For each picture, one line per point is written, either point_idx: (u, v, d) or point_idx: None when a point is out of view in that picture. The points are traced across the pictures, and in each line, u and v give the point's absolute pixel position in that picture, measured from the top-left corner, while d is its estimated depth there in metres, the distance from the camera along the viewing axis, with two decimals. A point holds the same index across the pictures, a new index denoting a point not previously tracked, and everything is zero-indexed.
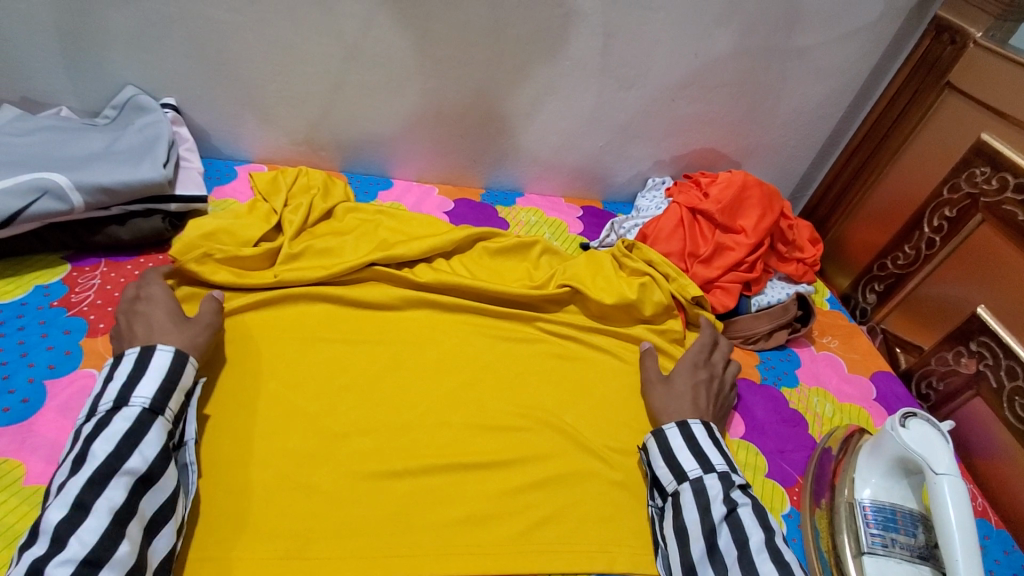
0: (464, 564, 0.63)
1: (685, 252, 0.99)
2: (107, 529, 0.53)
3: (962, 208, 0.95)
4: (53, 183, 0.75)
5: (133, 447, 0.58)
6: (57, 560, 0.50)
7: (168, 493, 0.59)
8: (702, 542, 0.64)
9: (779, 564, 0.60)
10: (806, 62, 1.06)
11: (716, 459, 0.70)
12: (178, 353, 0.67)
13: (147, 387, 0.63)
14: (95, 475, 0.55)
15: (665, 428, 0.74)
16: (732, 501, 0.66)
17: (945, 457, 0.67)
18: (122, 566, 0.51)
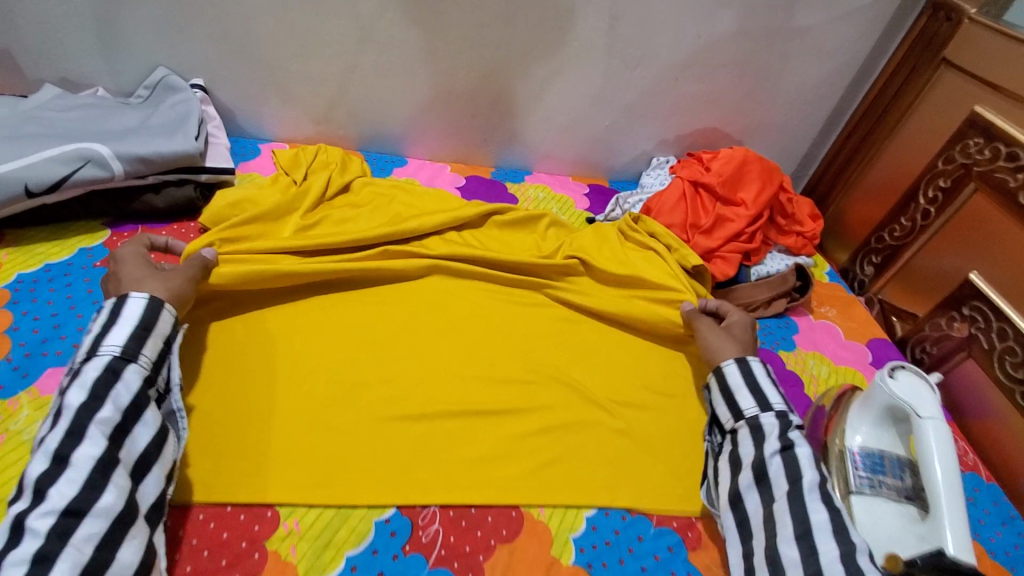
0: (477, 494, 0.68)
1: (687, 223, 1.03)
2: (89, 478, 0.53)
3: (956, 179, 0.98)
4: (95, 152, 0.80)
5: (104, 398, 0.57)
6: (38, 513, 0.50)
7: (151, 440, 0.59)
8: (751, 472, 0.68)
9: (828, 504, 0.62)
10: (806, 41, 1.10)
11: (773, 398, 0.73)
12: (152, 300, 0.65)
13: (119, 335, 0.62)
14: (71, 427, 0.55)
15: (724, 365, 0.77)
16: (788, 439, 0.68)
17: (931, 403, 0.71)
18: (108, 514, 0.52)
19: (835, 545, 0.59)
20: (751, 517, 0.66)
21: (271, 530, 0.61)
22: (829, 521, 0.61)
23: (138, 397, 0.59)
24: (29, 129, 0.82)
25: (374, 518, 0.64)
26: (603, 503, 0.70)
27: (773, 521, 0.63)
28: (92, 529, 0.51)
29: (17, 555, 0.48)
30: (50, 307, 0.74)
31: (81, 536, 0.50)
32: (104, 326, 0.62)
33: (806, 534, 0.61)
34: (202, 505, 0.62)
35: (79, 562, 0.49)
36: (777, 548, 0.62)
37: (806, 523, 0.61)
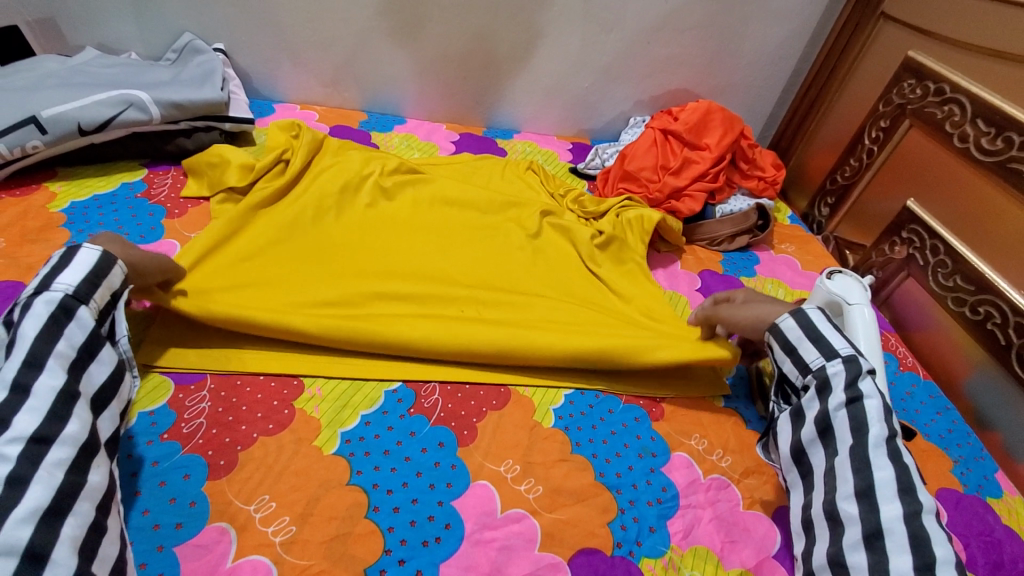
0: (471, 373, 0.78)
1: (657, 165, 1.16)
2: (51, 409, 0.52)
3: (893, 118, 1.10)
4: (136, 97, 0.92)
5: (59, 333, 0.56)
6: (4, 439, 0.49)
7: (106, 378, 0.59)
8: (814, 427, 0.68)
9: (895, 459, 0.61)
10: (762, 5, 1.22)
11: (840, 345, 0.69)
12: (107, 252, 0.63)
13: (71, 277, 0.59)
14: (29, 358, 0.53)
15: (780, 322, 0.75)
16: (856, 391, 0.65)
17: (859, 294, 0.84)
18: (75, 442, 0.52)
19: (900, 505, 0.59)
20: (815, 470, 0.67)
21: (298, 394, 0.72)
22: (894, 477, 0.60)
23: (92, 337, 0.58)
24: (78, 79, 0.95)
25: (383, 389, 0.74)
26: (578, 384, 0.81)
27: (834, 475, 0.64)
28: (61, 454, 0.51)
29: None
30: (101, 226, 0.86)
31: (52, 460, 0.50)
32: (54, 268, 0.59)
33: (868, 492, 0.61)
34: (238, 373, 0.72)
35: (54, 484, 0.49)
36: (836, 503, 0.63)
37: (869, 480, 0.61)
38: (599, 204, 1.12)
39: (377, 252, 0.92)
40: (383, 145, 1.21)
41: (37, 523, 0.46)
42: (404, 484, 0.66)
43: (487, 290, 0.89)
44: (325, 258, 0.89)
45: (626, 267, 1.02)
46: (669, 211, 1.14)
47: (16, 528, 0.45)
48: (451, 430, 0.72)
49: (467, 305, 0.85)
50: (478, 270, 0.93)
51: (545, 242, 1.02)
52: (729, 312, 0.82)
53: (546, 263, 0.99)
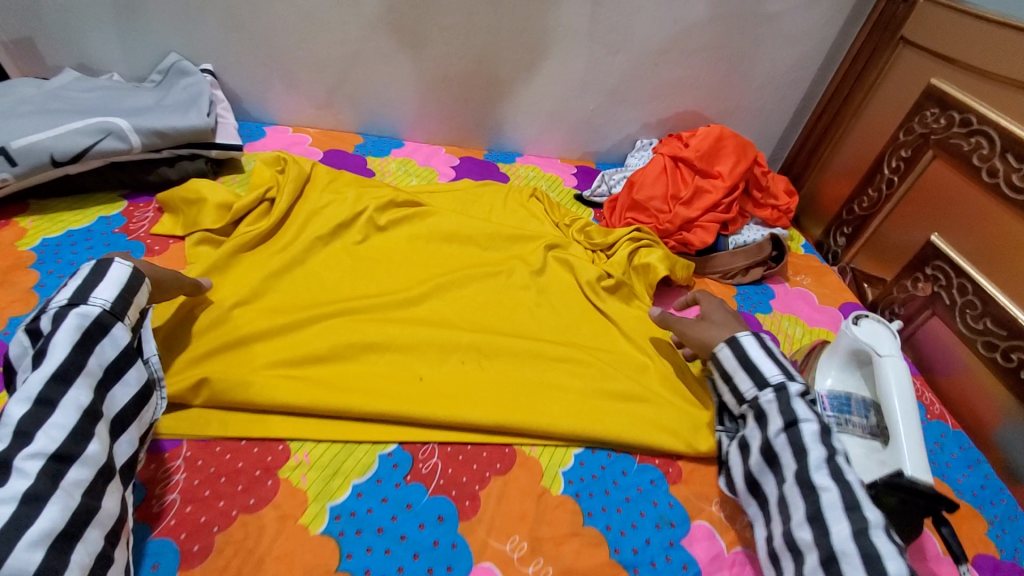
0: (472, 433, 0.73)
1: (668, 195, 1.10)
2: (75, 427, 0.53)
3: (915, 148, 1.05)
4: (115, 125, 0.86)
5: (90, 350, 0.57)
6: (26, 453, 0.50)
7: (130, 398, 0.60)
8: (761, 456, 0.69)
9: (837, 478, 0.63)
10: (774, 27, 1.17)
11: (770, 372, 0.73)
12: (137, 269, 0.64)
13: (106, 292, 0.61)
14: (58, 372, 0.54)
15: (718, 352, 0.78)
16: (791, 416, 0.68)
17: (890, 343, 0.78)
18: (95, 462, 0.54)
19: (848, 524, 0.60)
20: (770, 499, 0.68)
21: (283, 461, 0.66)
22: (837, 496, 0.62)
23: (122, 355, 0.60)
24: (54, 105, 0.89)
25: (377, 452, 0.69)
26: (588, 443, 0.76)
27: (787, 503, 0.65)
28: (80, 475, 0.52)
29: (7, 492, 0.48)
30: (73, 266, 0.80)
31: (71, 480, 0.51)
32: (89, 282, 0.61)
33: (818, 516, 0.62)
34: (218, 438, 0.66)
35: (69, 506, 0.50)
36: (792, 531, 0.64)
37: (817, 504, 0.62)
38: (606, 235, 1.06)
39: (372, 294, 0.88)
40: (378, 170, 1.15)
41: (49, 545, 0.48)
42: (399, 568, 0.60)
43: (490, 337, 0.84)
44: (315, 303, 0.84)
45: (632, 312, 0.95)
46: (680, 244, 1.08)
47: (28, 551, 0.46)
48: (451, 500, 0.66)
49: (468, 360, 0.81)
50: (480, 315, 0.89)
51: (549, 280, 0.97)
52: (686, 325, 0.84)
53: (552, 304, 0.94)
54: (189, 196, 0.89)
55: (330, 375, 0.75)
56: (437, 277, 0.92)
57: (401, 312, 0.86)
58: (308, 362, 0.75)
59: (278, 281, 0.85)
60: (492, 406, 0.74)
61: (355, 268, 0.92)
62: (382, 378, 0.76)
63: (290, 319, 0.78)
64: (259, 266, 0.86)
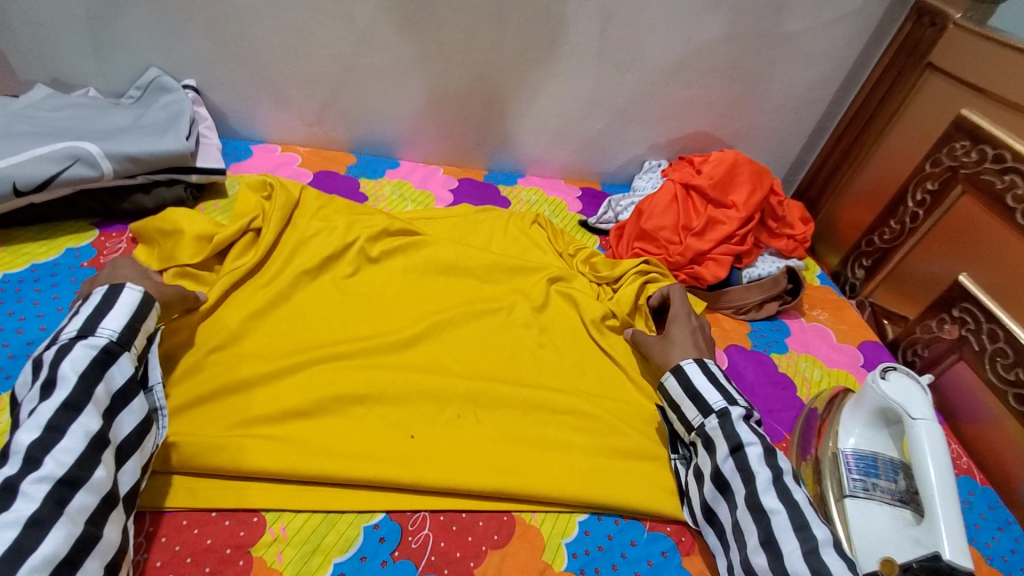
0: (467, 499, 0.67)
1: (678, 225, 1.04)
2: (83, 452, 0.53)
3: (943, 181, 0.99)
4: (84, 151, 0.82)
5: (98, 377, 0.57)
6: (33, 477, 0.50)
7: (135, 426, 0.59)
8: (713, 483, 0.69)
9: (785, 500, 0.63)
10: (793, 47, 1.11)
11: (713, 399, 0.73)
12: (147, 294, 0.65)
13: (114, 321, 0.61)
14: (68, 400, 0.54)
15: (664, 380, 0.78)
16: (736, 440, 0.68)
17: (923, 404, 0.72)
18: (100, 489, 0.52)
19: (799, 543, 0.60)
20: (726, 527, 0.67)
21: (257, 536, 0.61)
22: (786, 516, 0.62)
23: (129, 383, 0.59)
24: (20, 128, 0.84)
25: (362, 523, 0.64)
26: (594, 509, 0.70)
27: (741, 529, 0.64)
28: (85, 501, 0.51)
29: (12, 516, 0.47)
30: (34, 306, 0.74)
31: (75, 507, 0.50)
32: (98, 311, 0.61)
33: (771, 539, 0.61)
34: (187, 510, 0.61)
35: (73, 533, 0.49)
36: (748, 558, 0.63)
37: (768, 527, 0.62)
38: (613, 267, 1.00)
39: (362, 335, 0.81)
40: (372, 194, 1.09)
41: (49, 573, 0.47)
42: None
43: (488, 385, 0.78)
44: (299, 348, 0.77)
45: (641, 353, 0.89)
46: (691, 277, 1.03)
47: None
48: None
49: (463, 413, 0.75)
50: (478, 359, 0.83)
51: (552, 317, 0.91)
52: (656, 344, 0.84)
53: (554, 344, 0.88)
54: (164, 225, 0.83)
55: (313, 433, 0.69)
56: (432, 315, 0.86)
57: (392, 356, 0.80)
58: (290, 417, 0.69)
59: (261, 322, 0.79)
60: (489, 468, 0.69)
61: (344, 305, 0.85)
62: (370, 434, 0.70)
63: (270, 368, 0.72)
64: (241, 305, 0.80)
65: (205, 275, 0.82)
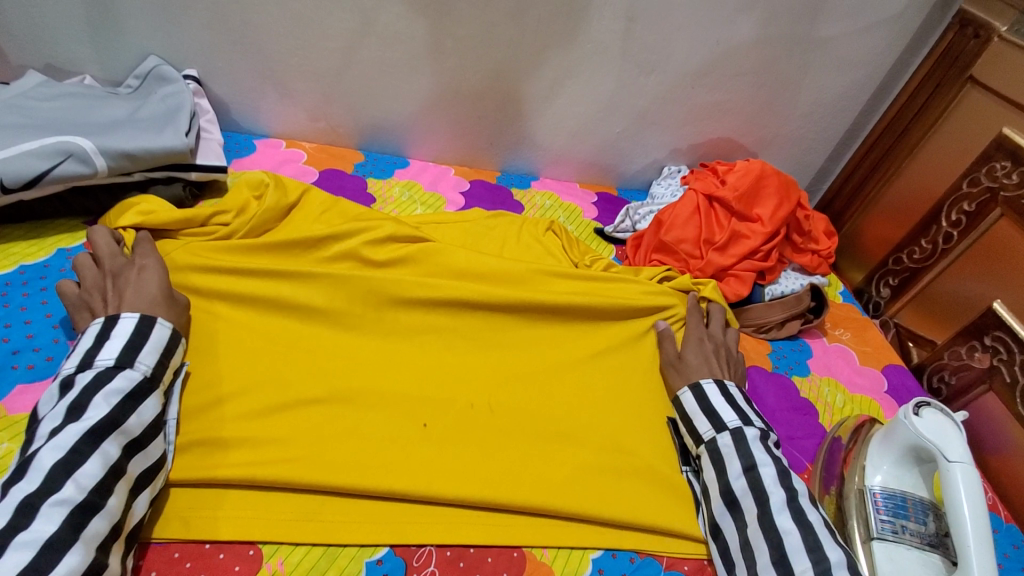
0: (475, 534, 0.64)
1: (700, 239, 0.99)
2: (102, 479, 0.53)
3: (981, 202, 0.95)
4: (76, 146, 0.77)
5: (132, 408, 0.58)
6: (54, 499, 0.50)
7: (151, 460, 0.59)
8: (722, 500, 0.67)
9: (800, 521, 0.61)
10: (826, 53, 1.05)
11: (728, 416, 0.72)
12: (177, 332, 0.66)
13: (148, 357, 0.62)
14: (99, 425, 0.54)
15: (680, 394, 0.77)
16: (750, 459, 0.67)
17: (959, 446, 0.67)
18: (110, 517, 0.52)
19: (811, 564, 0.58)
20: (731, 545, 0.65)
21: (254, 571, 0.58)
22: (799, 538, 0.60)
23: (155, 419, 0.60)
24: (9, 119, 0.79)
25: (365, 559, 0.61)
26: (609, 545, 0.66)
27: (750, 547, 0.62)
28: (99, 527, 0.51)
29: (29, 537, 0.47)
30: (22, 312, 0.70)
31: (91, 532, 0.50)
32: (134, 342, 0.62)
33: (783, 559, 0.60)
34: (178, 542, 0.59)
35: (86, 560, 0.49)
36: None
37: (781, 548, 0.60)
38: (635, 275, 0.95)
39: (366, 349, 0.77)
40: (380, 195, 1.05)
41: None
42: None
43: (498, 410, 0.74)
44: (299, 363, 0.73)
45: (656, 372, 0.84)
46: None
47: None
48: None
49: (472, 438, 0.71)
50: (486, 373, 0.78)
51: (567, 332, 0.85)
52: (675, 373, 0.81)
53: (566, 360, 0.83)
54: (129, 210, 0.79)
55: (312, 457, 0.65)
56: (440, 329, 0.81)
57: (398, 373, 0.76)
58: (288, 441, 0.66)
59: (261, 334, 0.75)
60: (498, 500, 0.65)
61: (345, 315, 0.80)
62: (373, 460, 0.67)
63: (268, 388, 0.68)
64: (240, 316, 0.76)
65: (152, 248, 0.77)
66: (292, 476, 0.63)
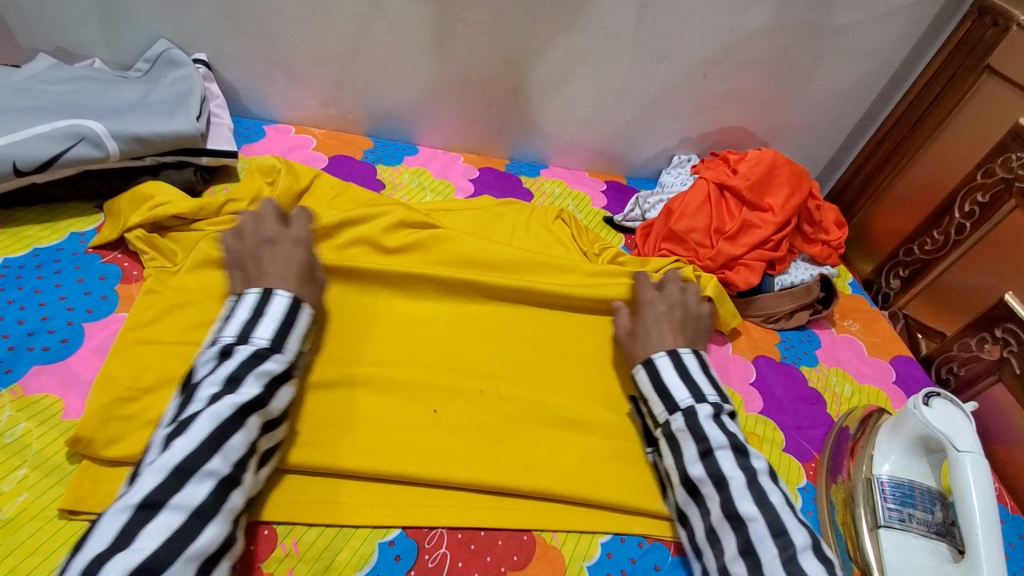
0: (486, 517, 0.65)
1: (710, 228, 0.99)
2: (241, 456, 0.54)
3: (995, 193, 0.95)
4: (89, 130, 0.77)
5: (275, 391, 0.59)
6: (203, 470, 0.51)
7: (272, 438, 0.60)
8: (683, 487, 0.65)
9: (761, 505, 0.59)
10: (841, 41, 1.04)
11: (681, 396, 0.68)
12: (313, 321, 0.66)
13: (292, 343, 0.62)
14: (250, 406, 0.55)
15: (635, 372, 0.73)
16: (705, 443, 0.64)
17: (969, 435, 0.68)
18: (242, 490, 0.54)
19: (777, 551, 0.56)
20: (698, 532, 0.63)
21: (269, 551, 0.59)
22: (764, 523, 0.58)
23: (286, 403, 0.61)
24: (21, 102, 0.79)
25: (377, 540, 0.62)
26: (618, 531, 0.67)
27: (716, 536, 0.61)
28: (234, 501, 0.53)
29: (183, 501, 0.49)
30: (36, 294, 0.71)
31: (229, 505, 0.52)
32: (282, 325, 0.62)
33: (750, 549, 0.58)
34: None
35: (222, 532, 0.51)
36: (726, 566, 0.59)
37: (746, 535, 0.58)
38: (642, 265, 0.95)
39: (376, 334, 0.77)
40: (389, 182, 1.05)
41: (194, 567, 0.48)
42: None
43: (508, 396, 0.74)
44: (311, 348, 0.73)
45: None
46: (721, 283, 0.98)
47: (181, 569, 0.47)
48: None
49: (482, 424, 0.71)
50: (497, 359, 0.78)
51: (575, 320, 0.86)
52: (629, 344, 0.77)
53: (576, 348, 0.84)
54: (139, 200, 0.79)
55: (324, 440, 0.66)
56: (449, 317, 0.82)
57: (408, 358, 0.76)
58: (300, 424, 0.66)
59: None
60: (509, 484, 0.66)
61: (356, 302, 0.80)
62: (384, 444, 0.67)
63: None
64: None
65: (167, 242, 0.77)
66: (307, 459, 0.64)
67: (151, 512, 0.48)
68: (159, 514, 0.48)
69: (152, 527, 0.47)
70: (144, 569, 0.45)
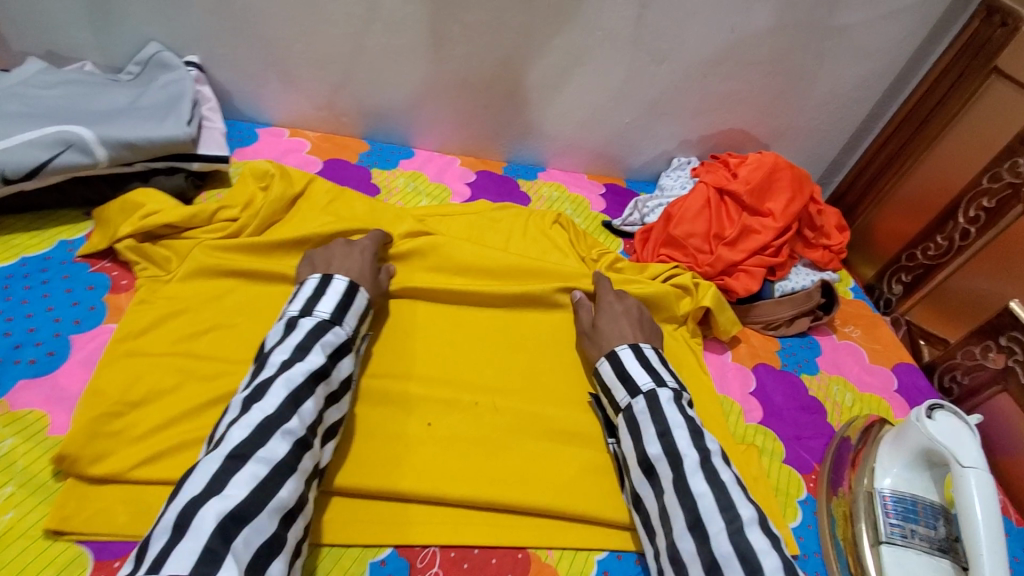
0: (480, 534, 0.64)
1: (710, 234, 0.98)
2: (314, 418, 0.59)
3: (1001, 199, 0.93)
4: (77, 137, 0.76)
5: (337, 362, 0.64)
6: (285, 428, 0.55)
7: (337, 414, 0.64)
8: (639, 467, 0.65)
9: (712, 483, 0.59)
10: (844, 42, 1.02)
11: (641, 380, 0.69)
12: (369, 304, 0.72)
13: (350, 321, 0.68)
14: (318, 372, 0.61)
15: (598, 364, 0.74)
16: (664, 423, 0.65)
17: (973, 451, 0.66)
18: (314, 452, 0.58)
19: (723, 524, 0.56)
20: (651, 514, 0.63)
21: None
22: (712, 498, 0.58)
23: (346, 378, 0.65)
24: (8, 108, 0.78)
25: (368, 559, 0.61)
26: (614, 547, 0.66)
27: (667, 514, 0.60)
28: (307, 463, 0.56)
29: (267, 454, 0.53)
30: (23, 306, 0.69)
31: (303, 465, 0.56)
32: (342, 303, 0.68)
33: (697, 522, 0.57)
34: None
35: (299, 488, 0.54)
36: (675, 544, 0.58)
37: (694, 510, 0.58)
38: (641, 272, 0.94)
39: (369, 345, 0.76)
40: (384, 187, 1.03)
41: (279, 517, 0.51)
42: None
43: (503, 408, 0.73)
44: None
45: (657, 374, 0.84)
46: (720, 289, 0.96)
47: (268, 518, 0.50)
48: None
49: (476, 437, 0.70)
50: (492, 369, 0.77)
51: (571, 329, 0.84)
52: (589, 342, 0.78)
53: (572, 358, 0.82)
54: (128, 208, 0.78)
55: None
56: (444, 326, 0.80)
57: (402, 369, 0.75)
58: None
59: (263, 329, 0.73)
60: (503, 500, 0.65)
61: None
62: (376, 459, 0.66)
63: None
64: (241, 310, 0.74)
65: (158, 250, 0.76)
66: None
67: (238, 462, 0.52)
68: (246, 464, 0.52)
69: (241, 475, 0.51)
70: (235, 515, 0.48)
